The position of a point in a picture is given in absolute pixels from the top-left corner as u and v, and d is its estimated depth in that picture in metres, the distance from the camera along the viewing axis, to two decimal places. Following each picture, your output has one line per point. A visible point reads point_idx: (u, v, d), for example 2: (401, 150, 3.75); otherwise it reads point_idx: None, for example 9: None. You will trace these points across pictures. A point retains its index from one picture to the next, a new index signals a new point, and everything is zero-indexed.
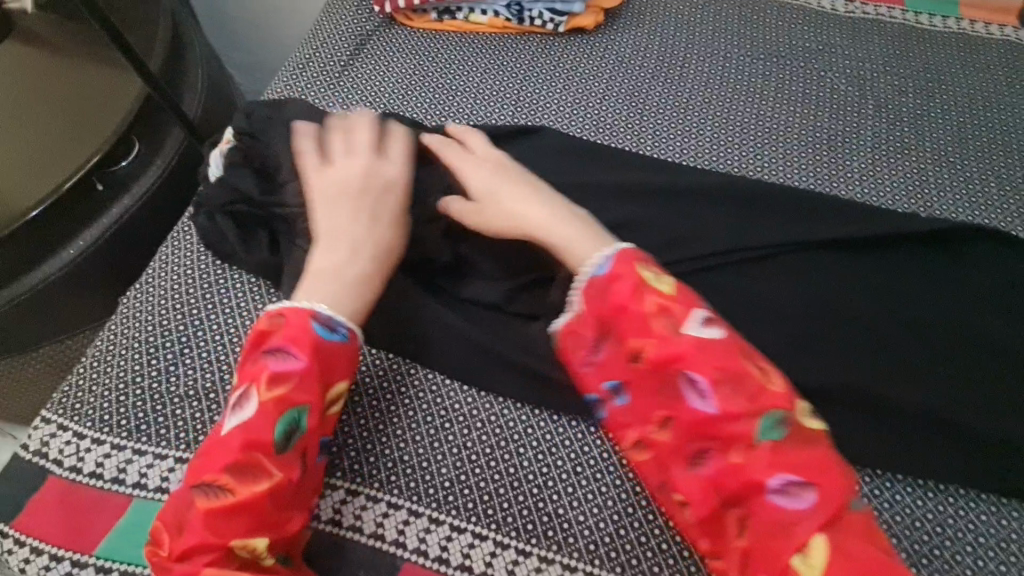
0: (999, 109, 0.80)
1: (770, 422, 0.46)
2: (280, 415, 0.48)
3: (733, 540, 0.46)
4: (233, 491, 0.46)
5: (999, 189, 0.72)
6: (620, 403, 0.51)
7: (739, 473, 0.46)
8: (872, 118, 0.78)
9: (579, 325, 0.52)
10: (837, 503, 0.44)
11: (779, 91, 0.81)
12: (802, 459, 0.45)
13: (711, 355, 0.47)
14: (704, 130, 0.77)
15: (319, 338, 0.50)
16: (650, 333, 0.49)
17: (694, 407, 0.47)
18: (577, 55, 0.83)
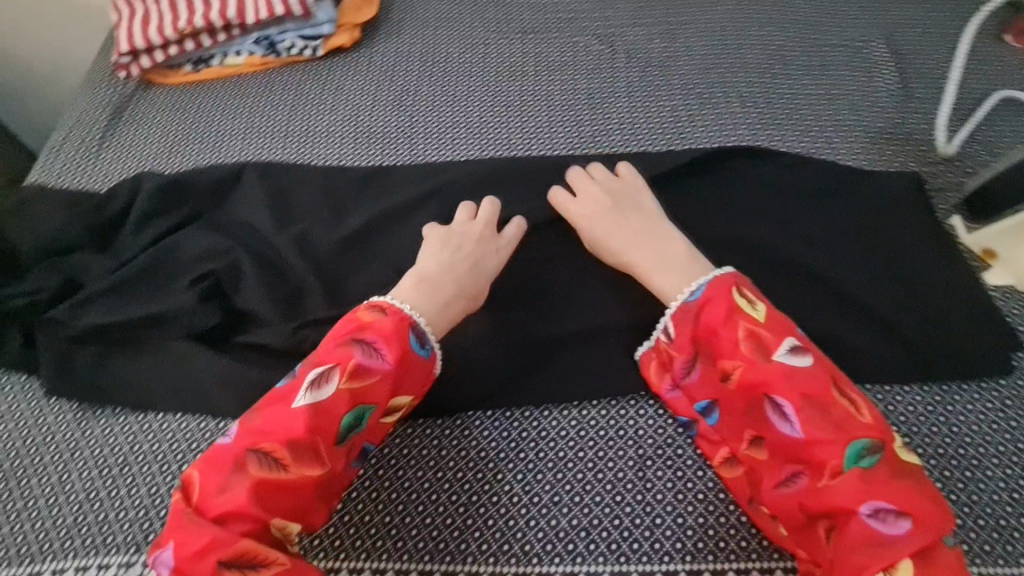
0: (700, 31, 0.88)
1: (789, 358, 0.51)
2: (353, 407, 0.50)
3: (765, 478, 0.51)
4: (284, 471, 0.48)
5: (700, 101, 0.81)
6: (685, 391, 0.56)
7: (760, 413, 0.51)
8: (589, 58, 0.86)
9: (660, 336, 0.58)
10: (851, 440, 0.47)
11: (502, 51, 0.87)
12: (810, 386, 0.50)
13: (720, 306, 0.54)
14: (474, 119, 0.80)
15: (408, 351, 0.54)
16: (704, 320, 0.55)
17: (700, 370, 0.55)
18: (342, 74, 0.84)
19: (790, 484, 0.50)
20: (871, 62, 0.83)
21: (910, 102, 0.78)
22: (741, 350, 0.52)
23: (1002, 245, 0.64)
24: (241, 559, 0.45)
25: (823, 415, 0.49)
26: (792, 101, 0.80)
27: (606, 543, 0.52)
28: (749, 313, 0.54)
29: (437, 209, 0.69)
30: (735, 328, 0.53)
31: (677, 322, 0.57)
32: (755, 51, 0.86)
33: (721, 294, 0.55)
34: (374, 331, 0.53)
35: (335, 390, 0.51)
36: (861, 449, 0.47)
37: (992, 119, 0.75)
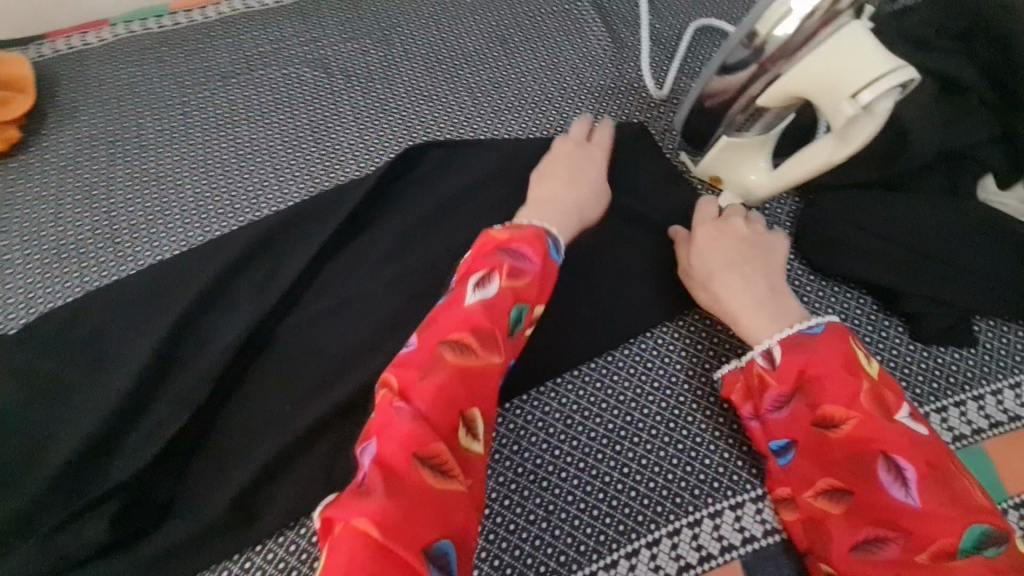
0: (409, 30, 0.83)
1: (910, 421, 0.48)
2: (517, 303, 0.52)
3: (835, 540, 0.48)
4: (477, 353, 0.49)
5: (422, 104, 0.77)
6: (765, 424, 0.53)
7: (865, 465, 0.47)
8: (298, 88, 0.78)
9: (756, 359, 0.54)
10: (970, 525, 0.43)
11: (200, 106, 0.76)
12: (929, 451, 0.46)
13: (836, 351, 0.50)
14: (177, 193, 0.69)
15: (548, 255, 0.56)
16: (819, 354, 0.50)
17: (793, 407, 0.51)
18: (8, 186, 0.69)
19: (872, 549, 0.46)
20: (582, 21, 0.84)
21: (618, 53, 0.80)
22: (860, 398, 0.48)
23: (723, 170, 0.67)
24: (438, 460, 0.43)
25: (945, 489, 0.45)
26: (512, 81, 0.79)
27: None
28: (868, 371, 0.50)
29: (138, 317, 0.59)
30: (857, 377, 0.49)
31: (787, 352, 0.52)
32: (469, 37, 0.83)
33: (836, 348, 0.50)
34: (516, 240, 0.55)
35: (498, 287, 0.52)
36: (979, 536, 0.43)
37: (690, 52, 0.79)
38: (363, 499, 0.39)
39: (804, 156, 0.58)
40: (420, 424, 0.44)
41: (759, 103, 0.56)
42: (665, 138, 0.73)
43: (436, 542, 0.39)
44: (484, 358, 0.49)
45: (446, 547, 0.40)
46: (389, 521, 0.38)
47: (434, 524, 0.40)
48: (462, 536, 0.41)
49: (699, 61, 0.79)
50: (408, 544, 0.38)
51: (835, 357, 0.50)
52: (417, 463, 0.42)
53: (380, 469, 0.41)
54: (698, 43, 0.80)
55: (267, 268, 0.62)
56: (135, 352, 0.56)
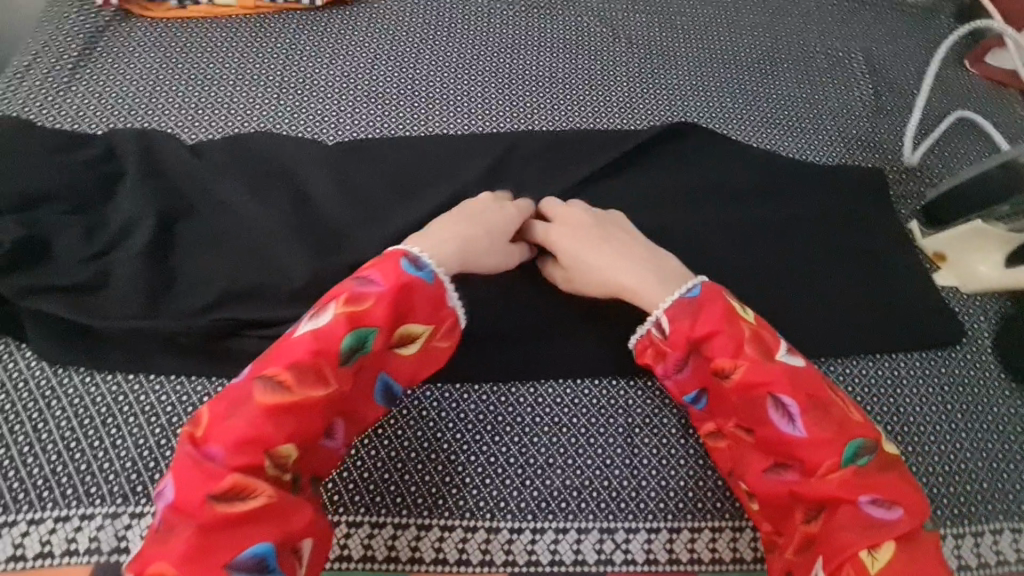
0: (692, 24, 0.91)
1: (789, 358, 0.53)
2: (353, 330, 0.50)
3: (751, 464, 0.54)
4: (294, 391, 0.48)
5: (687, 89, 0.84)
6: (676, 383, 0.57)
7: (758, 411, 0.52)
8: (586, 37, 0.87)
9: (653, 329, 0.57)
10: (845, 445, 0.49)
11: (502, 21, 0.86)
12: (812, 384, 0.51)
13: (715, 307, 0.54)
14: (471, 85, 0.79)
15: (409, 280, 0.52)
16: (700, 318, 0.54)
17: (692, 367, 0.55)
18: (340, 28, 0.81)
19: (777, 471, 0.52)
20: (850, 72, 0.89)
21: (876, 112, 0.85)
22: (744, 349, 0.52)
23: (952, 250, 0.71)
24: (232, 489, 0.45)
25: (824, 414, 0.50)
26: (771, 99, 0.85)
27: (555, 503, 0.57)
28: (743, 317, 0.54)
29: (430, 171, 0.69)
30: (737, 324, 0.53)
31: (673, 321, 0.55)
32: (742, 48, 0.89)
33: (712, 307, 0.54)
34: (368, 264, 0.53)
35: (332, 316, 0.50)
36: (857, 447, 0.49)
37: (946, 136, 0.83)
38: (166, 541, 0.43)
39: None
40: (202, 467, 0.45)
41: None
42: (901, 203, 0.77)
43: (244, 551, 0.43)
44: (300, 394, 0.48)
45: (260, 551, 0.44)
46: (184, 557, 0.42)
47: (238, 537, 0.44)
48: (286, 538, 0.45)
49: (952, 146, 0.82)
50: (210, 566, 0.42)
51: (704, 325, 0.54)
52: (213, 500, 0.44)
53: (173, 510, 0.44)
54: (955, 130, 0.84)
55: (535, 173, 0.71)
56: (424, 198, 0.66)
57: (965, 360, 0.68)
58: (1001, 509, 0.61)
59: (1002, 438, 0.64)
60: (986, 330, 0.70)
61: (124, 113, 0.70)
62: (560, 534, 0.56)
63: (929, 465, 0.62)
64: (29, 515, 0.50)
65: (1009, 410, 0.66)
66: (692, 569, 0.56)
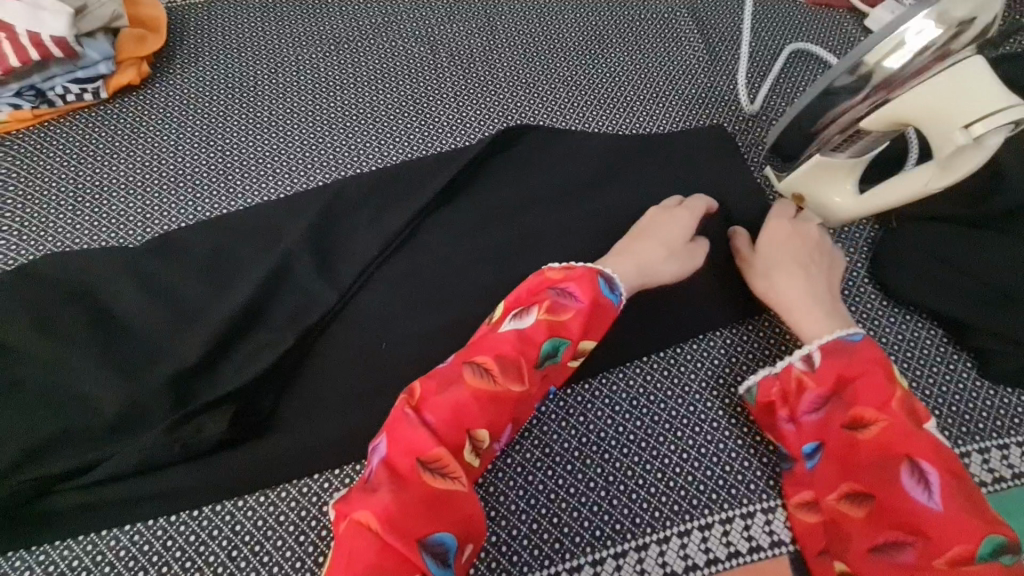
0: (515, 20, 0.87)
1: (936, 426, 0.51)
2: (551, 337, 0.52)
3: (856, 538, 0.49)
4: (497, 380, 0.50)
5: (519, 90, 0.81)
6: (799, 428, 0.54)
7: (891, 472, 0.49)
8: (406, 61, 0.83)
9: (795, 363, 0.56)
10: (986, 535, 0.45)
11: (315, 66, 0.81)
12: (950, 454, 0.49)
13: (871, 366, 0.52)
14: (288, 143, 0.74)
15: (602, 296, 0.55)
16: (863, 358, 0.53)
17: (824, 410, 0.53)
18: (135, 116, 0.75)
19: (890, 551, 0.47)
20: (681, 31, 0.87)
21: (713, 66, 0.83)
22: (893, 400, 0.51)
23: (806, 190, 0.68)
24: (437, 464, 0.47)
25: (966, 497, 0.47)
26: (606, 78, 0.82)
27: (465, 570, 0.55)
28: (900, 379, 0.53)
29: (248, 248, 0.63)
30: (894, 382, 0.52)
31: (825, 356, 0.54)
32: (570, 34, 0.87)
33: (860, 357, 0.53)
34: (566, 279, 0.54)
35: (535, 318, 0.53)
36: (996, 544, 0.45)
37: (784, 74, 0.81)
38: (371, 493, 0.45)
39: (902, 182, 0.60)
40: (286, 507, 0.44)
41: (861, 125, 0.58)
42: (751, 154, 0.75)
43: (431, 534, 0.45)
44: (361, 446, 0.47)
45: (446, 539, 0.45)
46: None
47: (429, 518, 0.45)
48: (464, 530, 0.46)
49: (793, 82, 0.81)
50: (401, 537, 0.43)
51: (874, 364, 0.53)
52: (421, 467, 0.47)
53: (386, 467, 0.47)
54: (793, 65, 0.82)
55: (365, 221, 0.66)
56: (244, 281, 0.61)
57: (841, 300, 0.66)
58: None
59: (895, 369, 0.62)
60: (858, 260, 0.68)
61: None
62: None
63: None
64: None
65: (891, 340, 0.63)
66: None
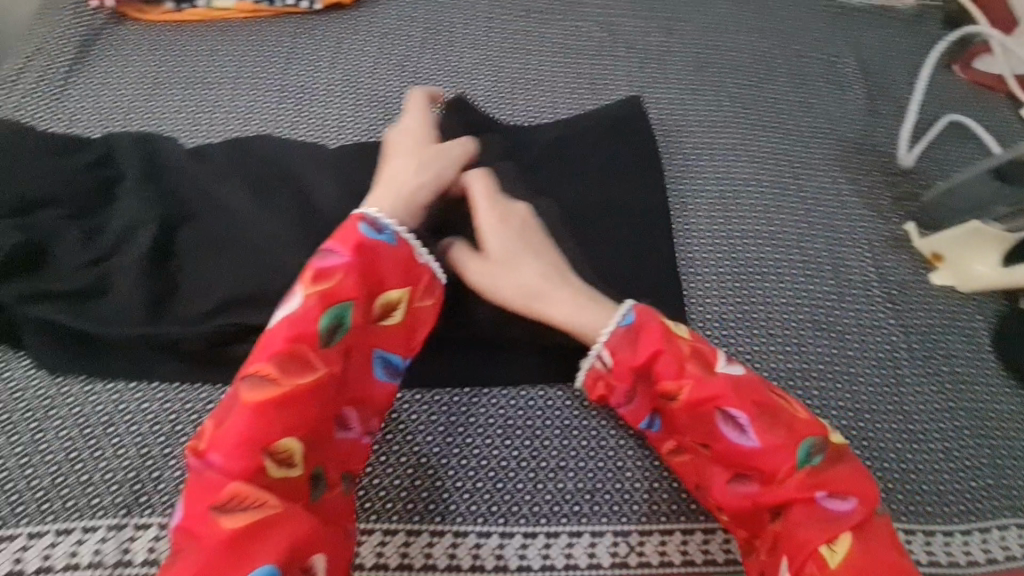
0: (691, 30, 0.92)
1: (728, 368, 0.55)
2: (502, 307, 0.53)
3: (715, 476, 0.55)
4: (280, 383, 0.49)
5: (686, 94, 0.85)
6: (631, 413, 0.59)
7: (709, 424, 0.54)
8: (587, 41, 0.87)
9: (596, 362, 0.59)
10: (800, 443, 0.52)
11: (503, 27, 0.86)
12: (757, 391, 0.54)
13: (654, 329, 0.57)
14: (472, 91, 0.80)
15: (363, 238, 0.55)
16: (643, 345, 0.57)
17: (638, 398, 0.58)
18: (339, 32, 0.80)
19: (739, 484, 0.54)
20: (845, 76, 0.90)
21: (872, 115, 0.86)
22: (687, 367, 0.55)
23: (948, 251, 0.72)
24: (236, 499, 0.46)
25: (772, 421, 0.53)
26: (769, 103, 0.86)
27: (574, 505, 0.58)
28: (679, 334, 0.57)
29: None
30: (677, 341, 0.56)
31: (614, 352, 0.57)
32: (740, 53, 0.91)
33: (653, 339, 0.56)
34: (332, 232, 0.55)
35: (303, 299, 0.52)
36: (809, 448, 0.52)
37: (939, 141, 0.85)
38: (215, 481, 0.46)
39: None
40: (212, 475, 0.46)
41: None
42: (898, 205, 0.78)
43: (251, 572, 0.43)
44: (290, 385, 0.49)
45: (266, 569, 0.43)
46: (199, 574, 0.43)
47: (249, 543, 0.44)
48: (290, 555, 0.44)
49: (945, 150, 0.84)
50: (216, 552, 0.43)
51: (660, 357, 0.56)
52: (250, 486, 0.46)
53: (182, 531, 0.45)
54: (948, 134, 0.86)
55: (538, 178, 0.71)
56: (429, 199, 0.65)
57: (962, 360, 0.69)
58: (1010, 505, 0.61)
59: (1005, 434, 0.65)
60: (984, 328, 0.71)
61: (120, 118, 0.69)
62: (574, 537, 0.56)
63: (935, 462, 0.63)
64: (28, 529, 0.49)
65: (1009, 406, 0.66)
66: (711, 569, 0.56)
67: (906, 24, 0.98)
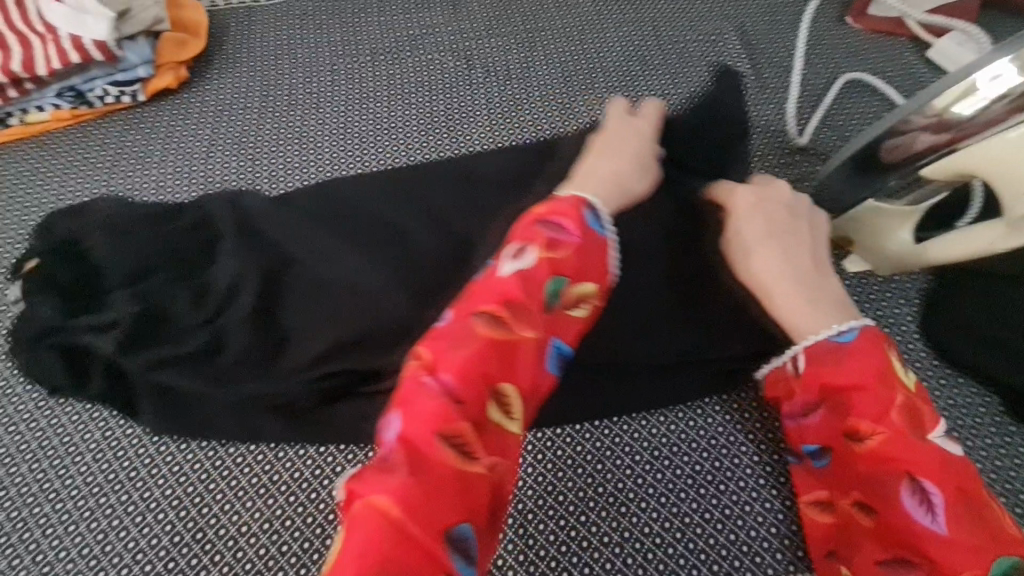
0: (556, 37, 0.85)
1: (943, 438, 0.45)
2: (553, 277, 0.47)
3: (862, 549, 0.48)
4: (510, 329, 0.44)
5: (555, 110, 0.78)
6: (798, 433, 0.52)
7: (888, 488, 0.45)
8: (441, 73, 0.81)
9: (784, 364, 0.52)
10: (994, 557, 0.41)
11: (350, 77, 0.81)
12: (960, 473, 0.44)
13: (875, 359, 0.47)
14: (317, 154, 0.73)
15: (586, 222, 0.50)
16: (843, 368, 0.48)
17: (821, 416, 0.50)
18: (168, 121, 0.75)
19: (893, 566, 0.46)
20: (727, 53, 0.83)
21: (760, 92, 0.78)
22: (893, 416, 0.45)
23: (855, 234, 0.64)
24: (459, 441, 0.40)
25: (972, 516, 0.43)
26: (646, 102, 0.79)
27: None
28: (902, 380, 0.47)
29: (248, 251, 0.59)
30: (890, 389, 0.46)
31: (812, 363, 0.49)
32: (610, 52, 0.84)
33: (823, 364, 0.49)
34: (556, 212, 0.50)
35: (536, 257, 0.47)
36: (1005, 566, 0.41)
37: (836, 104, 0.77)
38: (379, 474, 0.38)
39: (965, 240, 0.55)
40: (445, 401, 0.41)
41: (922, 173, 0.55)
42: (796, 188, 0.71)
43: (455, 529, 0.38)
44: (518, 333, 0.44)
45: (478, 567, 0.38)
46: (405, 500, 0.37)
47: (456, 505, 0.38)
48: (485, 520, 0.40)
49: (846, 114, 0.76)
50: (418, 543, 0.36)
51: (846, 382, 0.47)
52: (439, 442, 0.40)
53: (400, 446, 0.40)
54: (847, 95, 0.78)
55: None
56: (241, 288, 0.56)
57: None
58: None
59: None
60: (907, 314, 0.63)
61: None
62: None
63: None
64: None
65: (941, 406, 0.59)
66: None
67: None
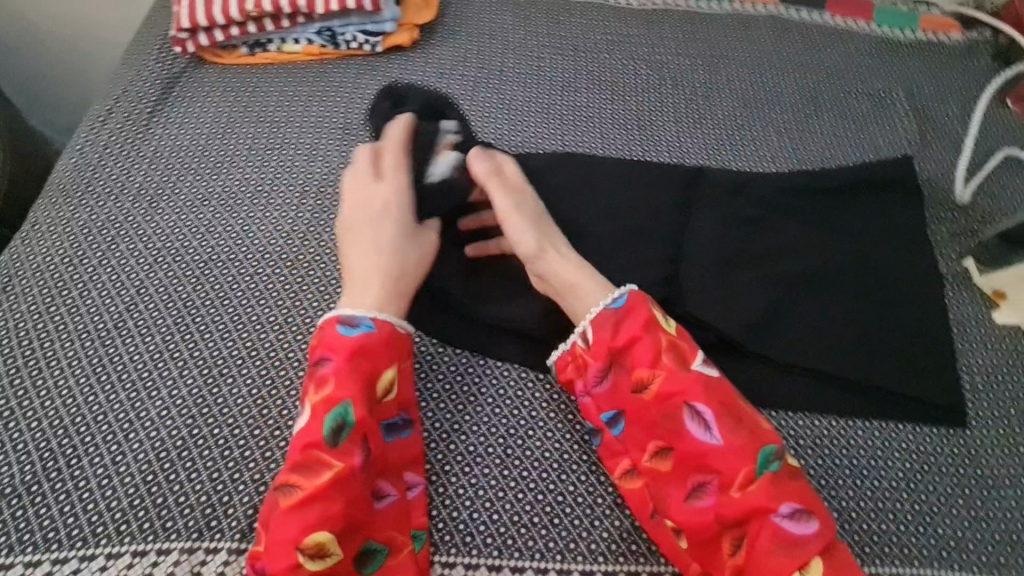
0: (739, 68, 0.93)
1: (699, 369, 0.56)
2: (330, 411, 0.52)
3: (671, 493, 0.54)
4: (304, 483, 0.50)
5: (736, 130, 0.86)
6: (594, 399, 0.59)
7: (677, 420, 0.55)
8: (635, 79, 0.90)
9: (575, 340, 0.60)
10: (758, 450, 0.53)
11: (555, 66, 0.89)
12: (721, 394, 0.55)
13: (638, 316, 0.58)
14: (524, 127, 0.82)
15: (356, 343, 0.55)
16: (622, 328, 0.58)
17: (610, 380, 0.58)
18: (399, 72, 0.84)
19: (698, 496, 0.53)
20: (897, 111, 0.90)
21: (927, 151, 0.85)
22: (661, 359, 0.56)
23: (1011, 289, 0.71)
24: None
25: (733, 422, 0.54)
26: (820, 139, 0.86)
27: (647, 545, 0.55)
28: (663, 326, 0.58)
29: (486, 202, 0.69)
30: (653, 335, 0.57)
31: (596, 330, 0.59)
32: (787, 90, 0.92)
33: (606, 326, 0.58)
34: (321, 344, 0.56)
35: (310, 412, 0.53)
36: (767, 454, 0.53)
37: (996, 175, 0.83)
38: None
39: None
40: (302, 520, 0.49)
41: None
42: (956, 241, 0.77)
43: None
44: (315, 483, 0.50)
45: None
46: None
47: None
48: None
49: (1005, 185, 0.83)
50: None
51: (637, 354, 0.57)
52: None
53: None
54: (1006, 169, 0.84)
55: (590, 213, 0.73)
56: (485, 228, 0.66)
57: None
58: None
59: None
60: None
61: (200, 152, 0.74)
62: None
63: (1013, 509, 0.59)
64: (107, 550, 0.50)
65: None
66: None
67: (953, 62, 0.98)
